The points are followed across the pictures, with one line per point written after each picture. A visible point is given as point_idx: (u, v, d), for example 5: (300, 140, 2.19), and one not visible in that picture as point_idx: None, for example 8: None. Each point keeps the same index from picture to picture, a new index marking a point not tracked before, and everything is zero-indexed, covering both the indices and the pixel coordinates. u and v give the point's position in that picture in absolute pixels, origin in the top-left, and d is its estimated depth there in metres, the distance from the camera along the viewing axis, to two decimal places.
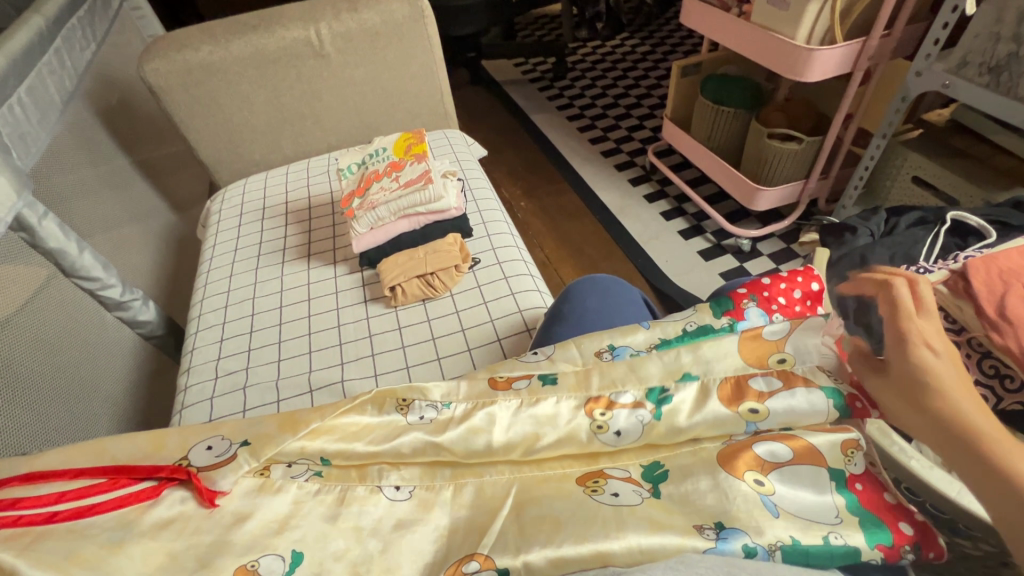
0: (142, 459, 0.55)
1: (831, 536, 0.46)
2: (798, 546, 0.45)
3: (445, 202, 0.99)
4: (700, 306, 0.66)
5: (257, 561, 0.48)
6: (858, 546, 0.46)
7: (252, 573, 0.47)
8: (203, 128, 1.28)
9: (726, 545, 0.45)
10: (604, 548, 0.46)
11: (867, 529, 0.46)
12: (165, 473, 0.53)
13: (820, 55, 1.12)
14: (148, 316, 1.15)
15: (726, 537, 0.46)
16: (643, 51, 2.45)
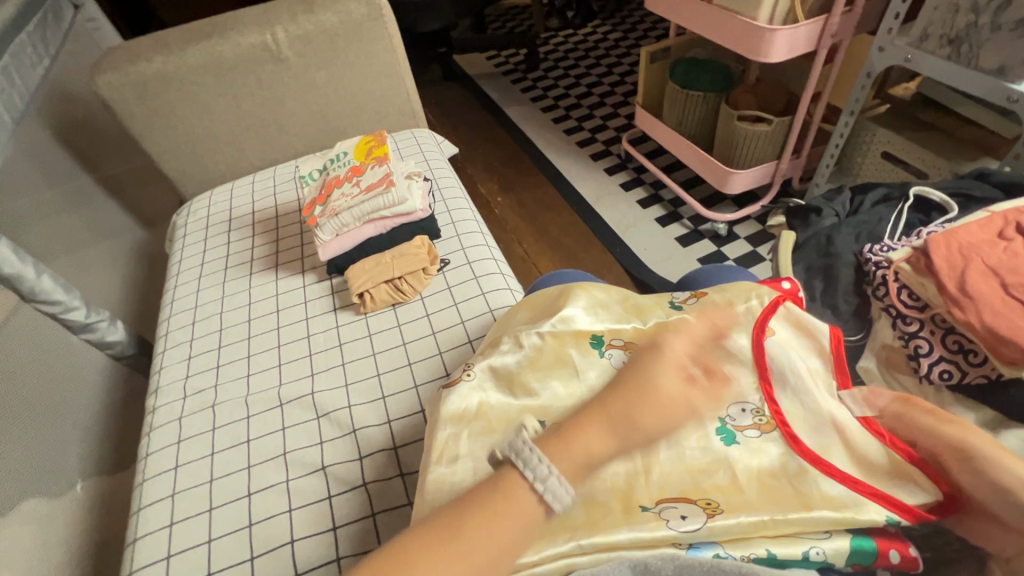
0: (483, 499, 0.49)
1: (812, 551, 0.48)
2: (772, 557, 0.48)
3: (410, 204, 0.97)
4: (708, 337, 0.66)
5: None
6: (840, 557, 0.48)
7: None
8: (164, 140, 1.25)
9: (699, 552, 0.48)
10: (570, 560, 0.49)
11: (853, 534, 0.48)
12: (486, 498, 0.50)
13: (784, 34, 1.11)
14: (118, 337, 1.12)
15: (698, 544, 0.49)
16: (615, 37, 2.43)
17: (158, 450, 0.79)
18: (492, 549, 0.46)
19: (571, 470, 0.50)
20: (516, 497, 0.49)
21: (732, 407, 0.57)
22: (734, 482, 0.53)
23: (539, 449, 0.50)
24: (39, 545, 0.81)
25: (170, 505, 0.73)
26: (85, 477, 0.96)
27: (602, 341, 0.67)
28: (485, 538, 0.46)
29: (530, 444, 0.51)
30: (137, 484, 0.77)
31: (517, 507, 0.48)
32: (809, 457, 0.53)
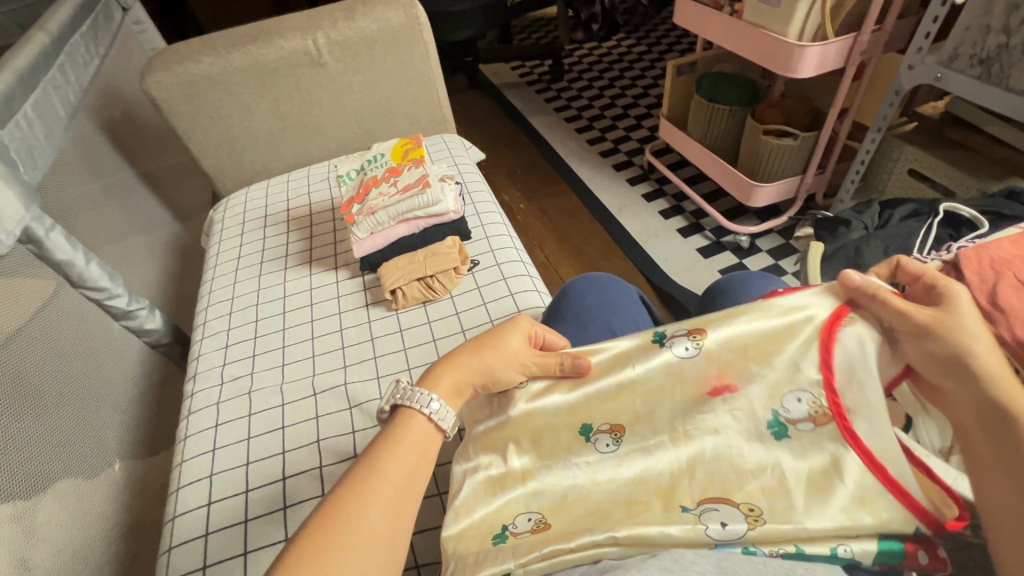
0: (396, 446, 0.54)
1: (839, 548, 0.47)
2: (802, 553, 0.47)
3: (443, 205, 1.00)
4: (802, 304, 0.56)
5: (520, 525, 0.56)
6: (867, 556, 0.47)
7: (522, 530, 0.55)
8: (206, 138, 1.30)
9: (727, 547, 0.48)
10: (599, 549, 0.49)
11: (880, 535, 0.47)
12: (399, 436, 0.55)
13: (812, 51, 1.12)
14: (155, 325, 1.17)
15: (725, 542, 0.48)
16: (639, 50, 2.46)
17: (196, 433, 0.83)
18: (402, 470, 0.53)
19: (448, 393, 0.59)
20: (409, 427, 0.56)
21: (787, 398, 0.54)
22: (780, 484, 0.51)
23: (425, 389, 0.58)
24: (79, 521, 0.85)
25: (208, 485, 0.76)
26: (122, 459, 0.99)
27: (665, 335, 0.60)
28: (393, 459, 0.53)
29: (409, 385, 0.59)
30: (176, 465, 0.80)
31: (410, 430, 0.56)
32: (863, 455, 0.49)
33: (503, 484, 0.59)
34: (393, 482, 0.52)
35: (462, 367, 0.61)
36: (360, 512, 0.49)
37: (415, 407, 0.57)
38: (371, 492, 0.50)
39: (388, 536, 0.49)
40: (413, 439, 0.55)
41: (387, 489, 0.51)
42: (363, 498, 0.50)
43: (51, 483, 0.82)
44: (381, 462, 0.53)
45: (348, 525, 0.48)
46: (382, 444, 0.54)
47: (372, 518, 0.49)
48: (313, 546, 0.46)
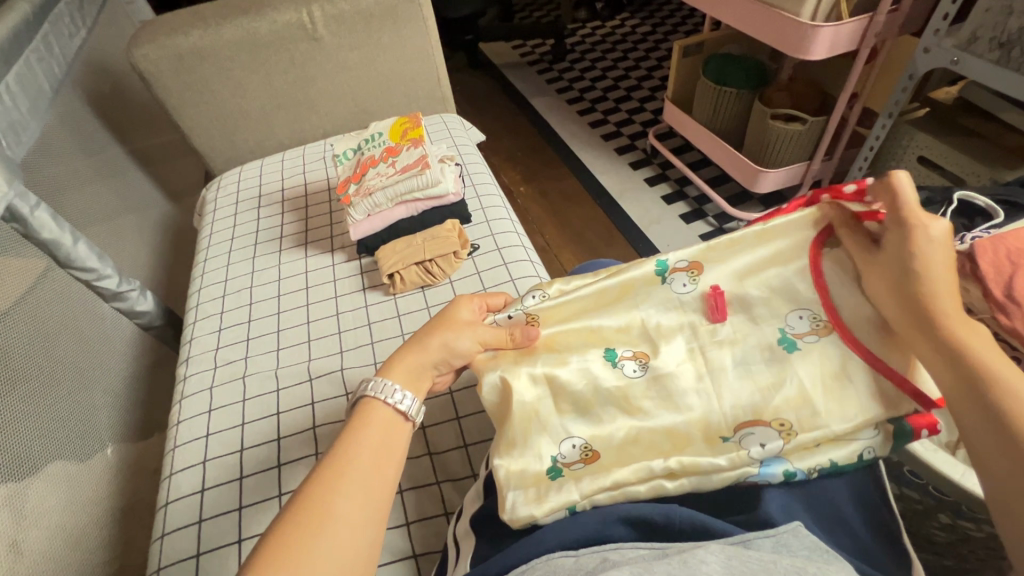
0: (363, 436, 0.53)
1: (865, 451, 0.49)
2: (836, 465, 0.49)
3: (443, 186, 0.97)
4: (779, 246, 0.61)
5: (570, 459, 0.56)
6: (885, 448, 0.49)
7: (575, 462, 0.56)
8: (197, 115, 1.26)
9: (770, 469, 0.49)
10: (660, 485, 0.51)
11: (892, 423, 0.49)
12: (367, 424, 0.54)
13: (826, 32, 1.09)
14: (147, 307, 1.14)
15: (768, 462, 0.49)
16: (643, 31, 2.40)
17: (189, 418, 0.81)
18: (368, 457, 0.51)
19: (408, 379, 0.58)
20: (376, 420, 0.54)
21: (789, 316, 0.56)
22: (803, 397, 0.52)
23: (386, 378, 0.57)
24: (72, 504, 0.83)
25: (202, 471, 0.74)
26: (114, 442, 0.97)
27: (666, 266, 0.64)
28: (355, 449, 0.51)
29: (368, 379, 0.57)
30: (169, 451, 0.78)
31: (370, 416, 0.54)
32: (867, 357, 0.51)
33: (539, 414, 0.59)
34: (361, 467, 0.50)
35: (419, 354, 0.60)
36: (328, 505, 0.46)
37: (381, 397, 0.56)
38: (335, 483, 0.48)
39: (363, 524, 0.47)
40: (374, 426, 0.54)
41: (357, 475, 0.49)
42: (330, 487, 0.47)
43: (42, 467, 0.80)
44: (342, 453, 0.50)
45: (318, 521, 0.45)
46: (351, 436, 0.52)
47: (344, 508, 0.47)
48: (279, 541, 0.44)
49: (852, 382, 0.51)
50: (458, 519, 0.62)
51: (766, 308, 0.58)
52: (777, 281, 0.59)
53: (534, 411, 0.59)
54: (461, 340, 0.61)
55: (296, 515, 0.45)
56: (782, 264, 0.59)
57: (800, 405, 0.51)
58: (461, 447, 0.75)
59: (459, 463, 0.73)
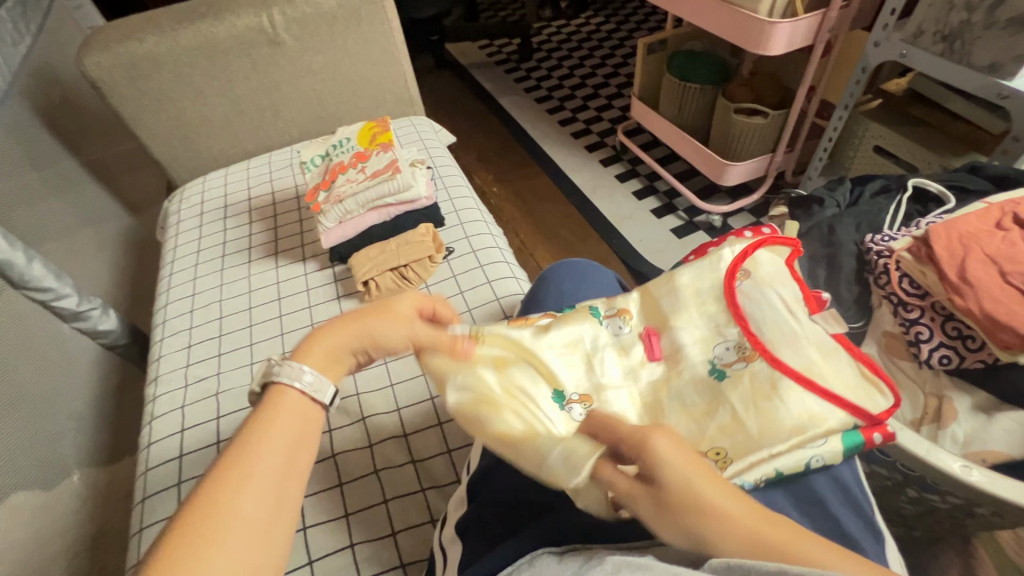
0: (274, 424, 0.45)
1: (814, 459, 0.50)
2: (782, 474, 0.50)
3: (415, 190, 0.96)
4: (692, 281, 0.64)
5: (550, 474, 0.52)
6: (838, 456, 0.50)
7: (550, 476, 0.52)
8: (156, 123, 1.21)
9: None
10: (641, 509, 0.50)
11: (843, 433, 0.50)
12: (277, 409, 0.47)
13: (782, 28, 1.12)
14: (110, 325, 1.09)
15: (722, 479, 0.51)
16: (608, 28, 2.43)
17: (159, 440, 0.78)
18: (282, 449, 0.44)
19: (324, 362, 0.51)
20: (293, 402, 0.48)
21: (715, 347, 0.59)
22: (734, 422, 0.54)
23: (299, 362, 0.50)
24: (36, 537, 0.79)
25: (176, 495, 0.72)
26: (81, 468, 0.93)
27: (599, 311, 0.65)
28: (270, 436, 0.44)
29: (281, 358, 0.50)
30: (140, 475, 0.76)
31: (290, 394, 0.48)
32: (792, 375, 0.53)
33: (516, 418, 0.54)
34: (271, 460, 0.43)
35: (346, 329, 0.53)
36: (227, 502, 0.40)
37: (288, 380, 0.48)
38: (241, 475, 0.41)
39: (272, 524, 0.40)
40: (292, 406, 0.47)
41: (271, 468, 0.43)
42: (233, 485, 0.41)
43: (3, 499, 0.77)
44: (252, 442, 0.44)
45: (210, 518, 0.39)
46: (259, 425, 0.45)
47: (247, 507, 0.40)
48: (168, 550, 0.37)
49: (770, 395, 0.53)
50: (444, 523, 0.62)
51: (693, 341, 0.60)
52: (701, 318, 0.61)
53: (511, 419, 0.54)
54: (392, 335, 0.54)
55: (190, 514, 0.38)
56: (700, 297, 0.62)
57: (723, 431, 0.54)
58: (444, 452, 0.75)
59: (443, 468, 0.73)
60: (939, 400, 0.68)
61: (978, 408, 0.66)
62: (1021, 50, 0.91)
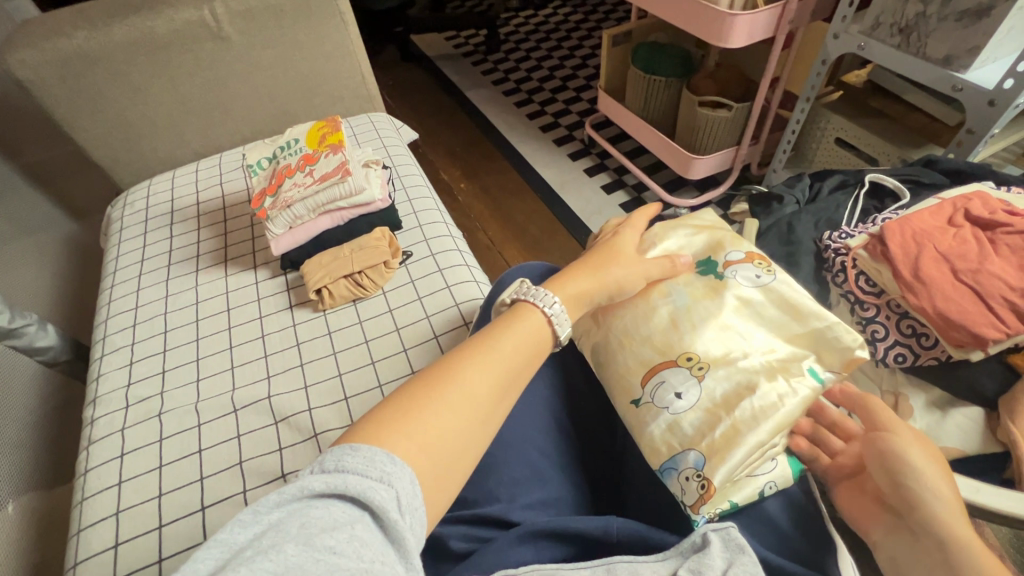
0: (495, 342, 0.51)
1: (767, 487, 0.54)
2: (734, 505, 0.53)
3: (368, 193, 0.92)
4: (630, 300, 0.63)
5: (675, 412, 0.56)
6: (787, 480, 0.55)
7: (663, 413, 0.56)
8: (93, 125, 1.14)
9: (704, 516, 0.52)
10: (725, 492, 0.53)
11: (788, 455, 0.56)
12: (511, 326, 0.53)
13: (742, 20, 1.11)
14: (49, 342, 1.03)
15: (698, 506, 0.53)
16: (576, 19, 2.39)
17: (97, 466, 0.73)
18: (497, 371, 0.49)
19: (570, 299, 0.57)
20: (517, 328, 0.53)
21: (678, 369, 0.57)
22: (733, 430, 0.53)
23: (552, 292, 0.56)
24: None
25: (115, 524, 0.68)
26: (19, 495, 0.88)
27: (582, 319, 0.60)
28: (495, 356, 0.49)
29: (534, 286, 0.57)
30: (76, 504, 0.71)
31: (524, 316, 0.53)
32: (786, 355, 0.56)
33: (670, 347, 0.58)
34: (484, 381, 0.48)
35: (596, 278, 0.59)
36: (451, 397, 0.46)
37: (539, 304, 0.55)
38: (459, 386, 0.47)
39: (471, 436, 0.45)
40: (522, 331, 0.53)
41: (481, 390, 0.48)
42: (450, 386, 0.47)
43: None
44: (479, 356, 0.49)
45: (433, 403, 0.45)
46: (490, 341, 0.51)
47: (459, 410, 0.46)
48: (400, 416, 0.44)
49: (782, 381, 0.54)
50: None
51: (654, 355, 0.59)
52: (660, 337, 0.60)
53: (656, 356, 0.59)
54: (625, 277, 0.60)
55: (418, 398, 0.45)
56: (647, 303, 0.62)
57: (730, 440, 0.52)
58: None
59: None
60: (896, 397, 0.68)
61: (933, 404, 0.66)
62: (975, 42, 0.92)
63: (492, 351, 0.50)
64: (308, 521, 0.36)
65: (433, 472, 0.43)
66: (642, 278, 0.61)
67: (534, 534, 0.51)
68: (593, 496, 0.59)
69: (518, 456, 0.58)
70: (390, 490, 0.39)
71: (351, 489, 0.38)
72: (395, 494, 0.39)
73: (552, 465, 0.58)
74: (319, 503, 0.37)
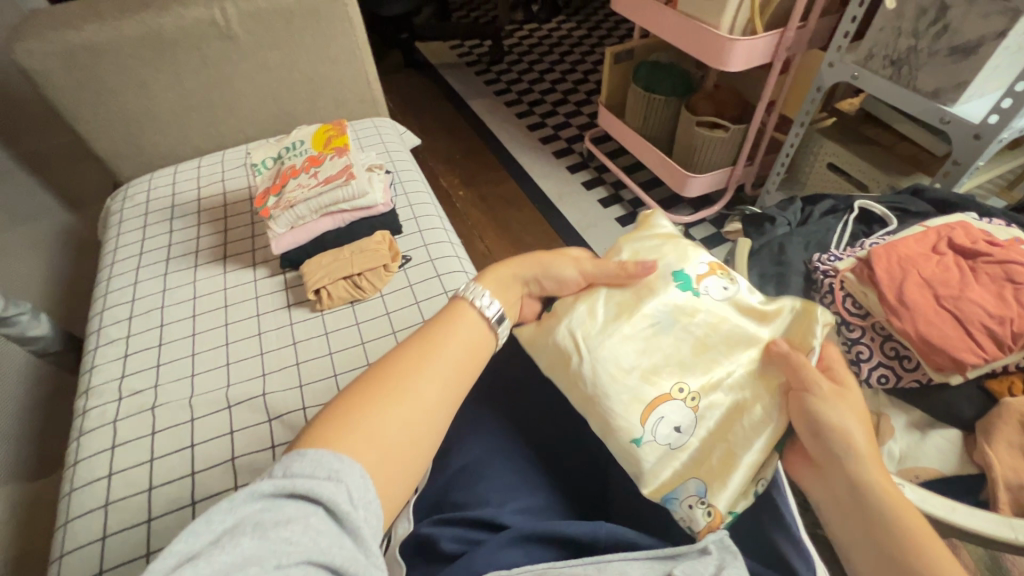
0: (436, 340, 0.55)
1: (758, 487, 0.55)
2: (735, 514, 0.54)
3: (371, 197, 0.94)
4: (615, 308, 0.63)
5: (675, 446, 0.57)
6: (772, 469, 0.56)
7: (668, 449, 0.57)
8: (96, 117, 1.15)
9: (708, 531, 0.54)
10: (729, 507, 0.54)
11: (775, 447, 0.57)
12: (451, 325, 0.57)
13: (741, 46, 1.14)
14: (41, 331, 1.02)
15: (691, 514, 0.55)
16: (579, 34, 2.44)
17: (87, 458, 0.73)
18: (438, 367, 0.53)
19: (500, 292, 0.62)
20: (457, 327, 0.57)
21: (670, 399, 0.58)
22: (730, 456, 0.56)
23: (481, 286, 0.61)
24: None
25: (103, 516, 0.67)
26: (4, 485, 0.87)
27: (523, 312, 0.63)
28: (436, 353, 0.53)
29: (470, 283, 0.62)
30: (64, 495, 0.71)
31: (463, 320, 0.57)
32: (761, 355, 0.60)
33: (666, 377, 0.59)
34: (427, 374, 0.52)
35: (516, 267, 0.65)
36: (396, 393, 0.49)
37: (472, 300, 0.59)
38: (405, 384, 0.50)
39: (418, 428, 0.49)
40: (462, 337, 0.56)
41: (425, 390, 0.51)
42: (397, 384, 0.50)
43: None
44: (422, 360, 0.52)
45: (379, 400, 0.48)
46: (431, 340, 0.55)
47: (404, 404, 0.49)
48: (347, 416, 0.47)
49: (767, 398, 0.57)
50: None
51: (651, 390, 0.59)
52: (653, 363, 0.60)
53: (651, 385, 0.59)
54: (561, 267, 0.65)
55: (364, 396, 0.49)
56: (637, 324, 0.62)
57: (728, 466, 0.55)
58: None
59: None
60: (877, 417, 0.70)
61: (913, 425, 0.69)
62: (963, 78, 0.95)
63: (434, 348, 0.54)
64: (262, 518, 0.38)
65: (384, 465, 0.46)
66: (580, 277, 0.65)
67: (523, 536, 0.52)
68: (576, 503, 0.59)
69: (504, 462, 0.59)
70: (341, 484, 0.41)
71: (302, 488, 0.40)
72: (344, 489, 0.41)
73: (536, 474, 0.60)
74: (275, 504, 0.39)
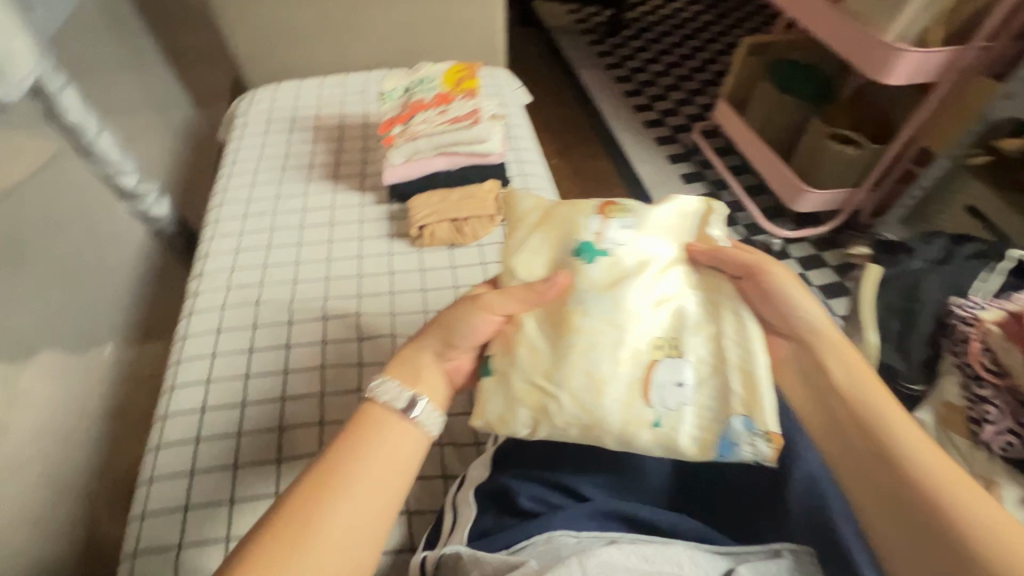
0: (361, 454, 0.45)
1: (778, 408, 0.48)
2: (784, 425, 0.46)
3: (489, 145, 0.93)
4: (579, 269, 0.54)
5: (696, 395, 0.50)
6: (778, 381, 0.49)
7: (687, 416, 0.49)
8: (237, 22, 1.19)
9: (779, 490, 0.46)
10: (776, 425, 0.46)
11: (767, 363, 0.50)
12: (375, 433, 0.47)
13: (908, 58, 1.03)
14: (161, 213, 1.09)
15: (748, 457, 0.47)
16: (706, 19, 2.29)
17: (194, 336, 0.79)
18: (369, 486, 0.44)
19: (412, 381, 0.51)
20: (383, 433, 0.47)
21: (647, 359, 0.51)
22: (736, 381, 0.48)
23: (390, 379, 0.50)
24: None
25: (203, 391, 0.73)
26: None
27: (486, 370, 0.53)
28: (360, 471, 0.44)
29: (381, 380, 0.50)
30: (172, 364, 0.77)
31: (386, 426, 0.47)
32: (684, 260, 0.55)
33: (644, 320, 0.52)
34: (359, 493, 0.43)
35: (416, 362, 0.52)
36: (316, 530, 0.41)
37: (386, 402, 0.48)
38: (328, 517, 0.41)
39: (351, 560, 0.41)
40: (392, 446, 0.47)
41: (356, 519, 0.42)
42: (314, 520, 0.41)
43: None
44: (346, 484, 0.43)
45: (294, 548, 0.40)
46: (351, 455, 0.45)
47: (331, 538, 0.41)
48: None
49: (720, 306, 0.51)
50: (461, 484, 0.60)
51: (624, 366, 0.51)
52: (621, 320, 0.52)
53: (630, 343, 0.51)
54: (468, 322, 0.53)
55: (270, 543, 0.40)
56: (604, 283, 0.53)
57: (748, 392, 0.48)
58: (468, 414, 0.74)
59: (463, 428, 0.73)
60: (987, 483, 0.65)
61: None
62: None
63: (361, 466, 0.44)
64: None
65: None
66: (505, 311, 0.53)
67: (603, 513, 0.50)
68: None
69: None
70: None
71: None
72: None
73: None
74: None
